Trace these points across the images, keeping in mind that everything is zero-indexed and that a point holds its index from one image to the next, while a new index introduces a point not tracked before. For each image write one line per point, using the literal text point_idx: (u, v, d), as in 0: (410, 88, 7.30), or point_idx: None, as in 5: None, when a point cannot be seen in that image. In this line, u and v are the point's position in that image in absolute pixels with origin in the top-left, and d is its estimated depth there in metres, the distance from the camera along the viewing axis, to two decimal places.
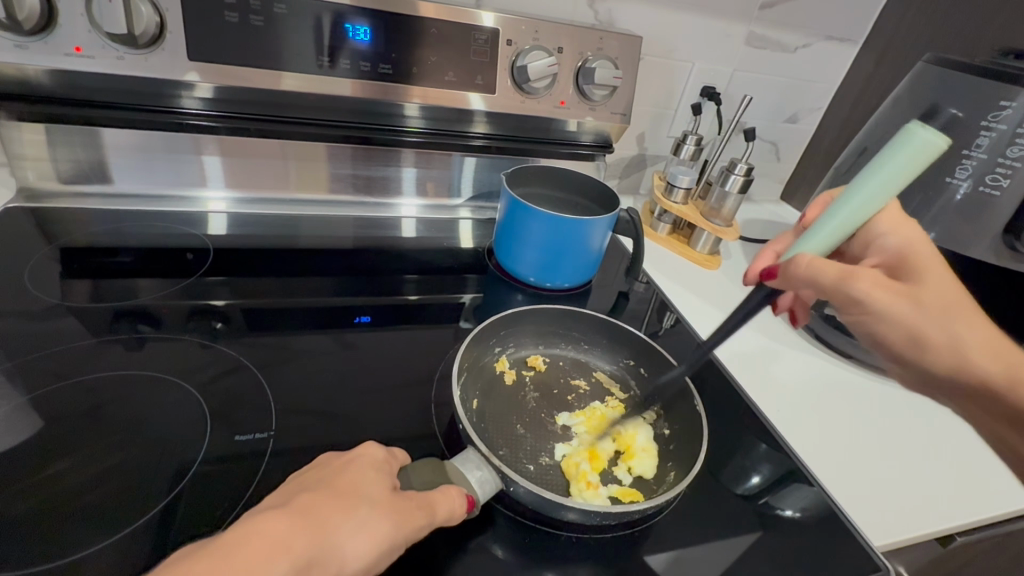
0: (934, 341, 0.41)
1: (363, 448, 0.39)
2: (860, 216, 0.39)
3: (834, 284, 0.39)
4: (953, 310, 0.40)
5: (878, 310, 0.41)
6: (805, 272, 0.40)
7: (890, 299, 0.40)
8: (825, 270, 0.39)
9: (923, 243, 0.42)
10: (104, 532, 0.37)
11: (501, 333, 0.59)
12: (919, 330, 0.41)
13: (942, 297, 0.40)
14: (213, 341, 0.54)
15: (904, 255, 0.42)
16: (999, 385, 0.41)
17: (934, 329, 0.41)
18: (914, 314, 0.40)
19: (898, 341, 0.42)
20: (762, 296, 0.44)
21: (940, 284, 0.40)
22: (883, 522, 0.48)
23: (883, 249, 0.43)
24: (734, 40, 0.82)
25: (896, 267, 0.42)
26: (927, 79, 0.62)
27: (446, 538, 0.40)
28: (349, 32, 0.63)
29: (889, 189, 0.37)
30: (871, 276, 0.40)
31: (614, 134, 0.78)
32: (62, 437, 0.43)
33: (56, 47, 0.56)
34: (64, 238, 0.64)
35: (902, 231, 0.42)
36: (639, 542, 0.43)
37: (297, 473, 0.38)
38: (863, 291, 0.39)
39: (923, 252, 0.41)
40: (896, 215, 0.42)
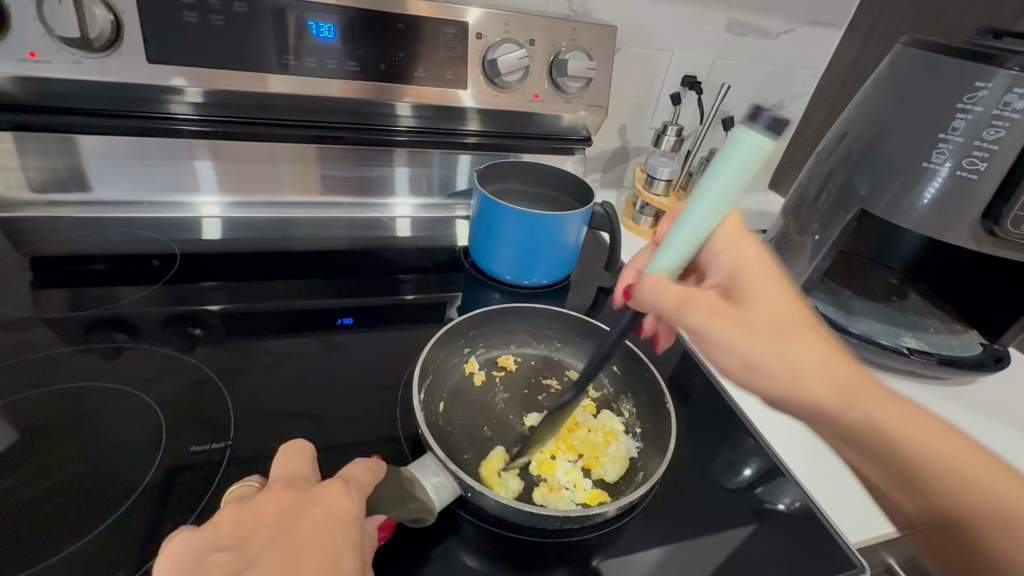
0: (767, 369, 0.37)
1: (326, 501, 0.34)
2: (702, 229, 0.38)
3: (674, 310, 0.39)
4: (785, 329, 0.38)
5: (712, 335, 0.39)
6: (651, 296, 0.40)
7: (721, 323, 0.39)
8: (666, 295, 0.39)
9: (755, 259, 0.42)
10: (56, 546, 0.36)
11: (471, 334, 0.58)
12: (751, 354, 0.38)
13: (771, 314, 0.38)
14: (189, 349, 0.53)
15: (735, 274, 0.42)
16: (834, 412, 0.37)
17: (766, 353, 0.37)
18: (745, 338, 0.38)
19: (736, 371, 0.39)
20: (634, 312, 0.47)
21: (770, 301, 0.39)
22: (863, 520, 0.47)
23: (719, 268, 0.44)
24: (712, 27, 0.80)
25: (730, 285, 0.42)
26: (906, 62, 0.60)
27: (406, 544, 0.39)
28: (314, 29, 0.62)
29: (726, 198, 0.37)
30: (708, 298, 0.39)
31: (594, 126, 0.77)
32: (19, 449, 0.42)
33: (11, 53, 0.56)
34: (36, 246, 0.63)
35: (737, 247, 0.43)
36: (609, 546, 0.42)
37: (241, 547, 0.31)
38: (700, 320, 0.39)
39: (754, 268, 0.42)
40: (732, 232, 0.44)
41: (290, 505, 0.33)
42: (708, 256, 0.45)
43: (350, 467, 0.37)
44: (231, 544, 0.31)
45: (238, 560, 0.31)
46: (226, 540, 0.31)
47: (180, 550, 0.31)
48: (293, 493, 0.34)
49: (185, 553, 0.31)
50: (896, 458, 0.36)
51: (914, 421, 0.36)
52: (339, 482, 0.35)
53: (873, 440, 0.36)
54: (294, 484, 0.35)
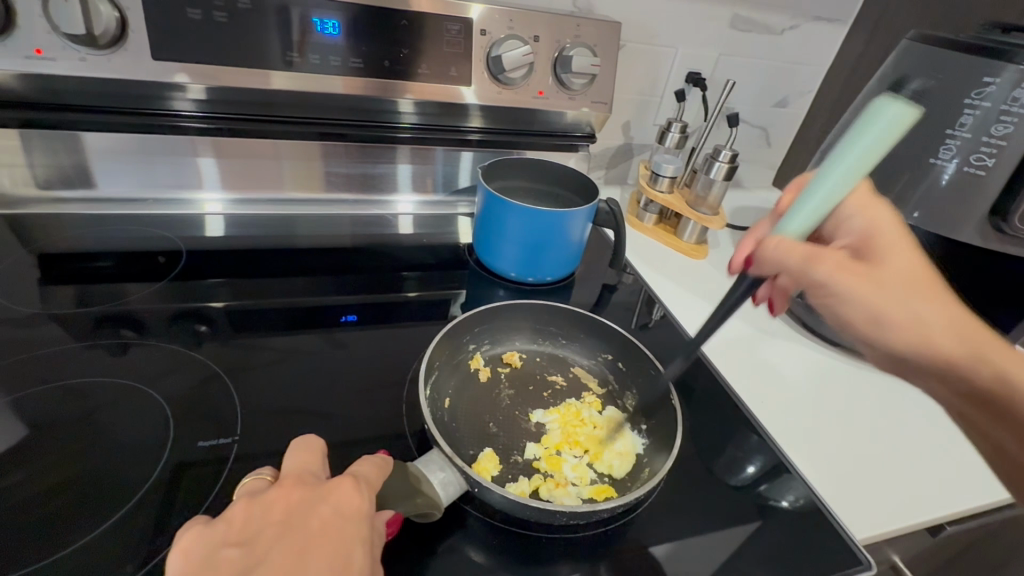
0: (896, 323, 0.40)
1: (335, 497, 0.34)
2: (834, 195, 0.36)
3: (801, 267, 0.38)
4: (915, 286, 0.40)
5: (838, 291, 0.39)
6: (777, 254, 0.38)
7: (854, 280, 0.39)
8: (794, 253, 0.38)
9: (888, 221, 0.43)
10: (68, 540, 0.37)
11: (476, 330, 0.58)
12: (878, 308, 0.39)
13: (901, 273, 0.40)
14: (195, 345, 0.54)
15: (868, 236, 0.43)
16: (961, 362, 0.39)
17: (894, 309, 0.39)
18: (876, 293, 0.39)
19: (863, 324, 0.41)
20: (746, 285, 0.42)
21: (901, 261, 0.41)
22: (870, 515, 0.47)
23: (849, 231, 0.44)
24: (718, 23, 0.80)
25: (862, 248, 0.43)
26: (911, 58, 0.59)
27: (414, 539, 0.39)
28: (317, 26, 0.62)
29: (865, 164, 0.35)
30: (835, 256, 0.39)
31: (598, 123, 0.76)
32: (30, 444, 0.42)
33: (16, 50, 0.56)
34: (42, 242, 0.64)
35: (870, 212, 0.43)
36: (616, 541, 0.42)
37: (251, 543, 0.31)
38: (826, 274, 0.38)
39: (886, 230, 0.42)
40: (865, 197, 0.44)
41: (299, 501, 0.33)
42: (835, 223, 0.45)
43: (358, 464, 0.37)
44: (241, 540, 0.31)
45: (248, 556, 0.30)
46: (237, 536, 0.32)
47: (192, 547, 0.31)
48: (302, 488, 0.34)
49: (196, 550, 0.31)
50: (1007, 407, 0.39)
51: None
52: (349, 478, 0.35)
53: (995, 391, 0.39)
54: (304, 480, 0.35)
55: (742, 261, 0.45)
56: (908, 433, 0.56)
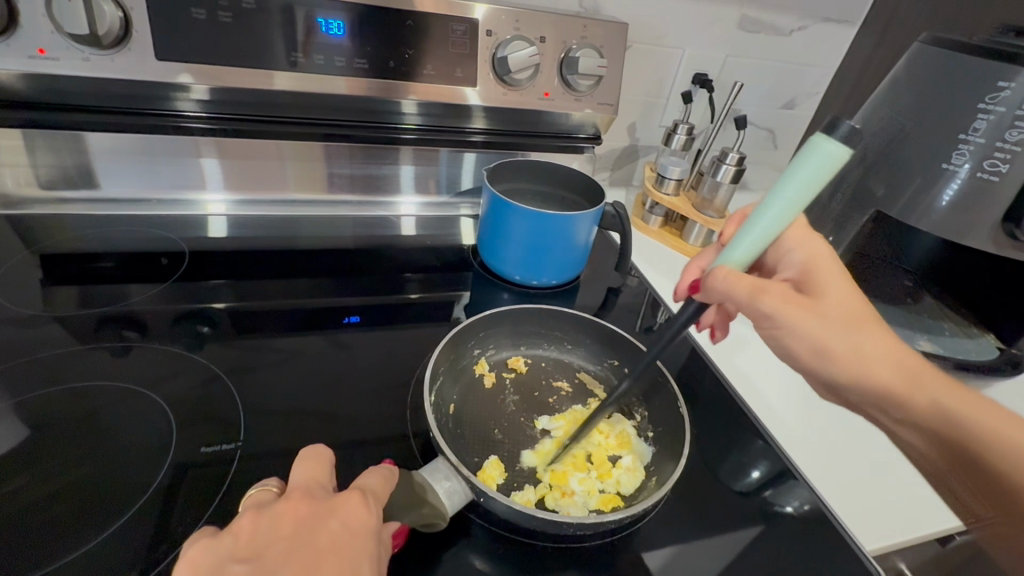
0: (839, 356, 0.38)
1: (344, 512, 0.33)
2: (773, 228, 0.37)
3: (747, 299, 0.38)
4: (855, 320, 0.39)
5: (782, 323, 0.39)
6: (722, 287, 0.39)
7: (795, 313, 0.39)
8: (737, 285, 0.38)
9: (827, 255, 0.43)
10: (68, 547, 0.36)
11: (481, 335, 0.58)
12: (822, 341, 0.38)
13: (842, 306, 0.39)
14: (197, 347, 0.53)
15: (808, 270, 0.42)
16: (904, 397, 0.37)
17: (837, 341, 0.38)
18: (815, 325, 0.39)
19: (806, 358, 0.40)
20: (690, 313, 0.43)
21: (840, 295, 0.40)
22: (872, 524, 0.46)
23: (790, 264, 0.44)
24: (725, 24, 0.79)
25: (803, 281, 0.42)
26: (922, 60, 0.59)
27: (418, 547, 0.39)
28: (323, 26, 0.61)
29: (799, 203, 0.36)
30: (779, 290, 0.39)
31: (603, 125, 0.76)
32: (31, 448, 0.42)
33: (19, 50, 0.55)
34: (45, 242, 0.63)
35: (807, 244, 0.43)
36: (624, 550, 0.41)
37: (259, 559, 0.30)
38: (770, 307, 0.38)
39: (824, 264, 0.42)
40: (804, 230, 0.44)
41: (307, 515, 0.33)
42: (777, 254, 0.45)
43: (365, 475, 0.36)
44: (249, 555, 0.31)
45: (258, 571, 0.30)
46: (243, 551, 0.31)
47: (199, 560, 0.30)
48: (310, 502, 0.33)
49: (204, 563, 0.30)
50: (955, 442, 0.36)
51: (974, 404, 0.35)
52: (357, 492, 0.34)
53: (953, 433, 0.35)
54: (311, 493, 0.34)
55: (686, 288, 0.48)
56: None
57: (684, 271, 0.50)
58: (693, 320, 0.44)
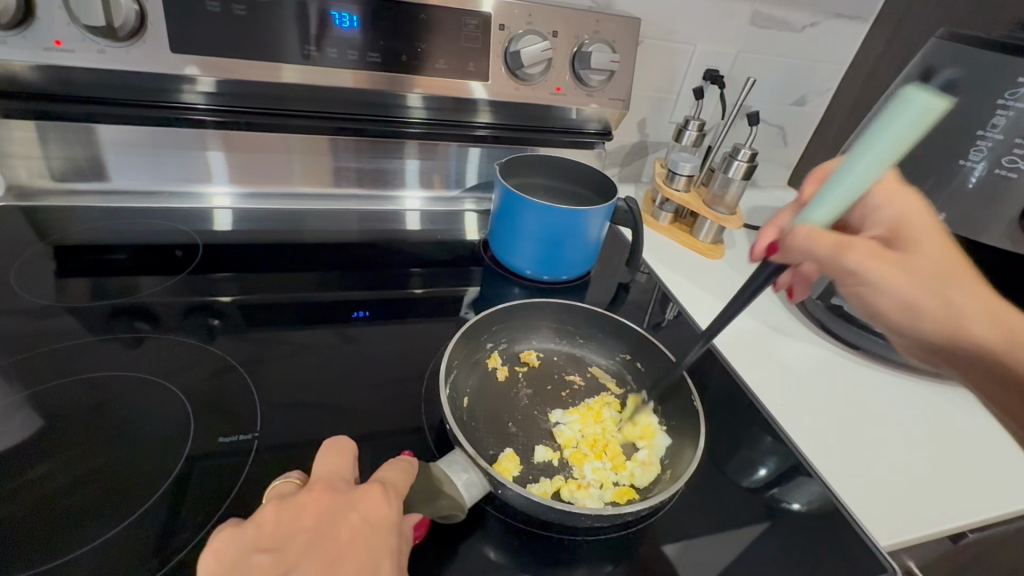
0: (929, 311, 0.41)
1: (364, 506, 0.33)
2: (858, 187, 0.35)
3: (830, 255, 0.38)
4: (949, 274, 0.41)
5: (872, 279, 0.40)
6: (804, 244, 0.38)
7: (885, 269, 0.40)
8: (821, 243, 0.37)
9: (919, 209, 0.42)
10: (88, 536, 0.37)
11: (494, 329, 0.58)
12: (912, 298, 0.40)
13: (935, 263, 0.41)
14: (210, 339, 0.54)
15: (899, 226, 0.43)
16: (995, 349, 0.42)
17: (929, 296, 0.40)
18: (908, 281, 0.40)
19: (894, 313, 0.42)
20: (768, 274, 0.41)
21: (934, 250, 0.41)
22: (887, 519, 0.46)
23: (879, 221, 0.44)
24: (738, 20, 0.79)
25: (893, 238, 0.43)
26: (938, 58, 0.58)
27: (434, 539, 0.39)
28: (336, 19, 0.61)
29: (886, 159, 0.33)
30: (865, 245, 0.39)
31: (613, 120, 0.76)
32: (49, 438, 0.42)
33: (35, 41, 0.55)
34: (58, 234, 0.64)
35: (898, 199, 0.43)
36: (637, 543, 0.42)
37: (282, 550, 0.31)
38: (855, 262, 0.38)
39: (919, 222, 0.42)
40: (894, 185, 0.43)
41: (327, 508, 0.33)
42: (864, 212, 0.45)
43: (386, 468, 0.37)
44: (271, 546, 0.31)
45: (281, 563, 0.30)
46: (267, 542, 0.31)
47: (225, 551, 0.31)
48: (331, 494, 0.34)
49: (230, 553, 0.31)
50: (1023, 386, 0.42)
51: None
52: (377, 485, 0.35)
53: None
54: (333, 485, 0.35)
55: (765, 249, 0.45)
56: (935, 438, 0.55)
57: (761, 231, 0.48)
58: (772, 280, 0.42)
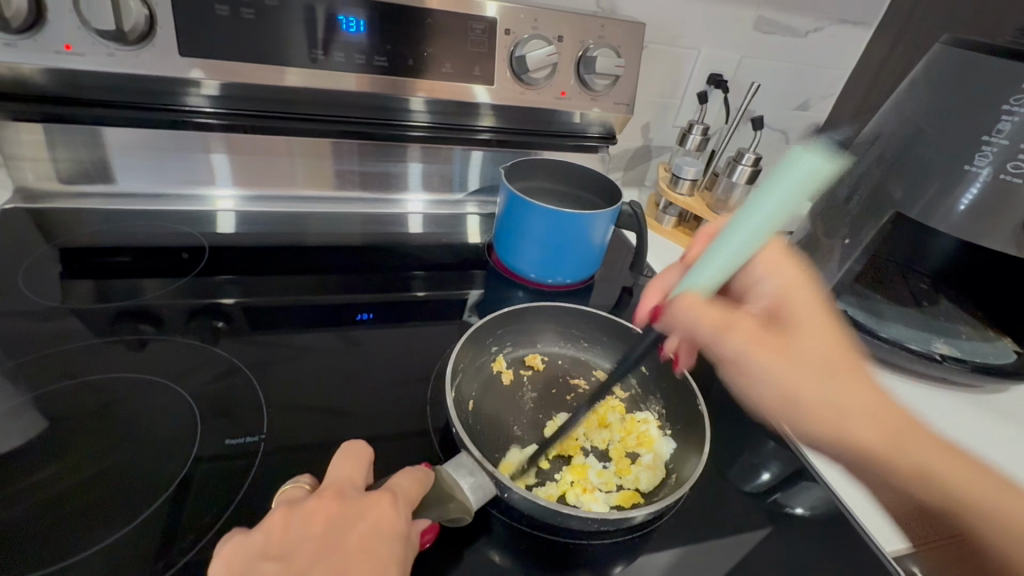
0: (808, 407, 0.36)
1: (372, 515, 0.34)
2: (745, 251, 0.34)
3: (711, 333, 0.36)
4: (830, 363, 0.36)
5: (750, 364, 0.37)
6: (687, 317, 0.36)
7: (762, 353, 0.36)
8: (703, 315, 0.35)
9: (799, 288, 0.41)
10: (91, 540, 0.37)
11: (499, 332, 0.58)
12: (792, 387, 0.36)
13: (818, 350, 0.37)
14: (213, 341, 0.54)
15: (781, 301, 0.40)
16: (882, 458, 0.35)
17: (807, 387, 0.36)
18: (787, 368, 0.36)
19: (775, 406, 0.37)
20: (650, 339, 0.42)
21: (813, 334, 0.38)
22: (893, 526, 0.45)
23: (761, 294, 0.42)
24: (743, 25, 0.79)
25: (773, 312, 0.40)
26: (943, 63, 0.59)
27: (439, 544, 0.39)
28: (343, 24, 0.62)
29: (771, 225, 0.32)
30: (748, 326, 0.37)
31: (618, 125, 0.76)
32: (53, 440, 0.42)
33: (46, 46, 0.56)
34: (63, 237, 0.64)
35: (780, 273, 0.42)
36: (641, 548, 0.42)
37: (290, 559, 0.31)
38: (736, 347, 0.37)
39: (799, 300, 0.40)
40: (775, 257, 0.43)
41: (336, 517, 0.33)
42: (746, 282, 0.43)
43: (398, 476, 0.37)
44: (279, 554, 0.32)
45: (288, 572, 0.31)
46: (275, 548, 0.32)
47: (233, 557, 0.31)
48: (341, 502, 0.34)
49: (238, 559, 0.31)
50: (919, 494, 0.35)
51: (973, 477, 0.34)
52: (386, 494, 0.35)
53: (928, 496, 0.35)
54: (343, 492, 0.35)
55: (648, 311, 0.45)
56: None
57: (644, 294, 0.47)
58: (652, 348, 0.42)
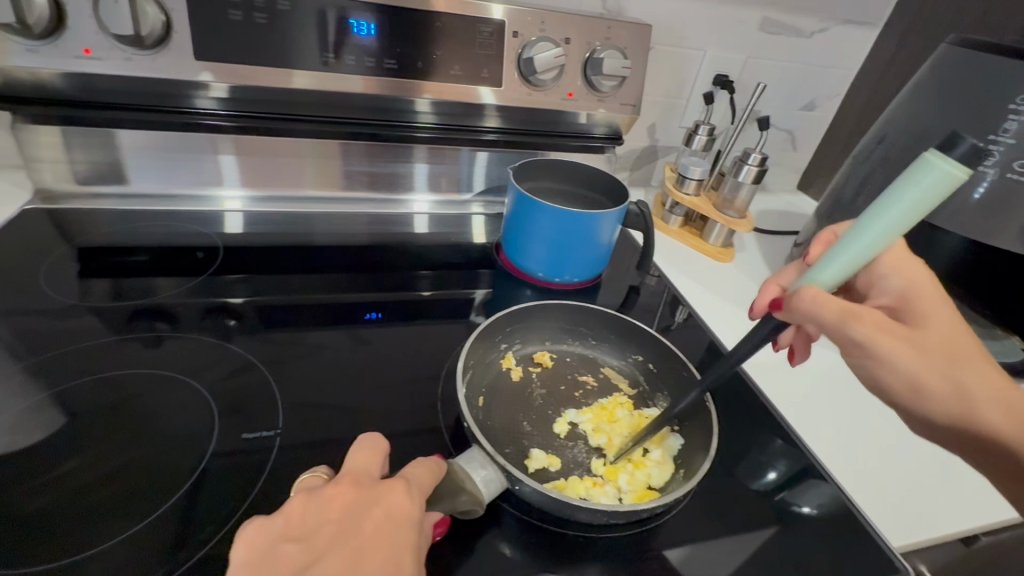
0: (937, 393, 0.38)
1: (388, 501, 0.34)
2: (870, 252, 0.35)
3: (837, 323, 0.37)
4: (962, 352, 0.38)
5: (877, 352, 0.38)
6: (810, 307, 0.37)
7: (892, 344, 0.38)
8: (829, 308, 0.37)
9: (927, 281, 0.41)
10: (113, 531, 0.38)
11: (507, 330, 0.59)
12: (921, 377, 0.38)
13: (949, 339, 0.39)
14: (227, 339, 0.55)
15: (905, 298, 0.41)
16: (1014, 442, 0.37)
17: (935, 376, 0.38)
18: (915, 356, 0.38)
19: (901, 394, 0.39)
20: (770, 327, 0.42)
21: (945, 326, 0.39)
22: (900, 522, 0.46)
23: (885, 290, 0.43)
24: (749, 26, 0.80)
25: (899, 308, 0.42)
26: (949, 63, 0.60)
27: (451, 537, 0.40)
28: (353, 27, 0.63)
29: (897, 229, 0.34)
30: (874, 316, 0.38)
31: (624, 125, 0.77)
32: (75, 435, 0.43)
33: (65, 51, 0.57)
34: (80, 237, 0.65)
35: (903, 270, 0.42)
36: (650, 542, 0.42)
37: (309, 540, 0.32)
38: (863, 333, 0.37)
39: (926, 293, 0.41)
40: (901, 256, 0.43)
41: (352, 502, 0.34)
42: (870, 280, 0.44)
43: (411, 466, 0.37)
44: (298, 535, 0.32)
45: (308, 553, 0.32)
46: (294, 531, 0.33)
47: (254, 540, 0.32)
48: (357, 489, 0.35)
49: (259, 541, 0.32)
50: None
51: None
52: (401, 481, 0.35)
53: None
54: (359, 480, 0.36)
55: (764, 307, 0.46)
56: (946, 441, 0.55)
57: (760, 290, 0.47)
58: (768, 338, 0.43)
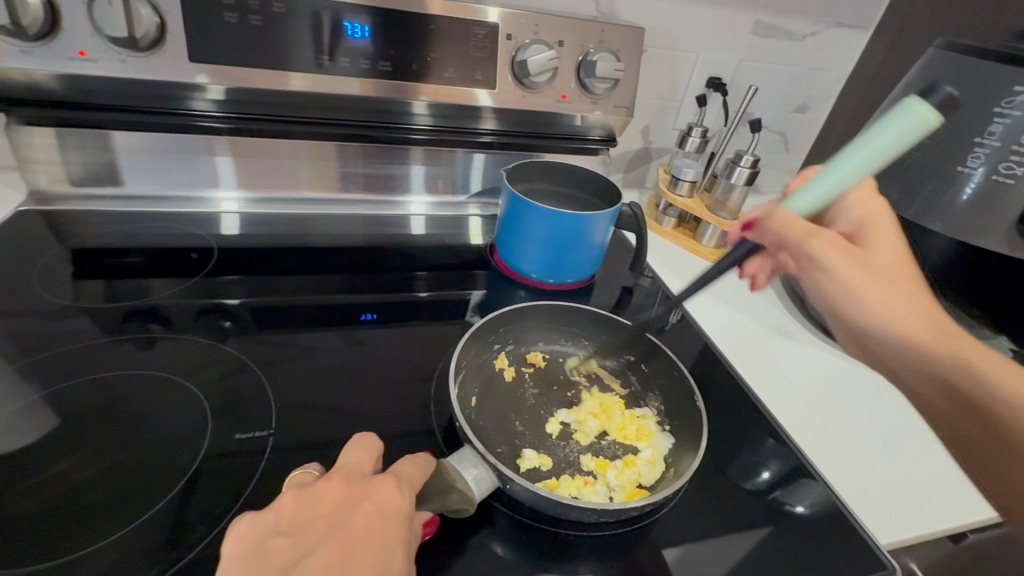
0: (867, 301, 0.42)
1: (380, 497, 0.35)
2: (841, 187, 0.41)
3: (799, 239, 0.42)
4: (894, 275, 0.43)
5: (823, 261, 0.42)
6: (777, 227, 0.43)
7: (838, 256, 0.43)
8: (793, 228, 0.42)
9: (884, 215, 0.47)
10: (106, 531, 0.38)
11: (500, 330, 0.59)
12: (852, 281, 0.42)
13: (884, 261, 0.44)
14: (221, 340, 0.55)
15: (864, 224, 0.47)
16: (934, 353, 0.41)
17: (868, 286, 0.42)
18: (854, 268, 0.43)
19: (836, 296, 0.43)
20: (745, 250, 0.49)
21: (886, 251, 0.45)
22: (887, 519, 0.47)
23: (846, 219, 0.49)
24: (741, 29, 0.80)
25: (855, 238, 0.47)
26: (936, 66, 0.61)
27: (444, 535, 0.40)
28: (348, 30, 0.63)
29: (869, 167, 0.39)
30: (831, 237, 0.43)
31: (618, 127, 0.77)
32: (69, 435, 0.44)
33: (59, 52, 0.57)
34: (74, 238, 0.65)
35: (866, 205, 0.48)
36: (641, 540, 0.43)
37: (300, 535, 0.32)
38: (820, 249, 0.42)
39: (880, 225, 0.47)
40: (868, 192, 0.48)
41: (343, 497, 0.35)
42: (835, 213, 0.50)
43: (402, 463, 0.38)
44: (290, 530, 0.33)
45: (299, 547, 0.32)
46: (285, 526, 0.33)
47: (245, 535, 0.32)
48: (349, 485, 0.35)
49: (251, 536, 0.32)
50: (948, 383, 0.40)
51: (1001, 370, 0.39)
52: (392, 478, 0.36)
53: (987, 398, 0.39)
54: (351, 476, 0.36)
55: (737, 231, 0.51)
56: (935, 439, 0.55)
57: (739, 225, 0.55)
58: (734, 262, 0.49)
